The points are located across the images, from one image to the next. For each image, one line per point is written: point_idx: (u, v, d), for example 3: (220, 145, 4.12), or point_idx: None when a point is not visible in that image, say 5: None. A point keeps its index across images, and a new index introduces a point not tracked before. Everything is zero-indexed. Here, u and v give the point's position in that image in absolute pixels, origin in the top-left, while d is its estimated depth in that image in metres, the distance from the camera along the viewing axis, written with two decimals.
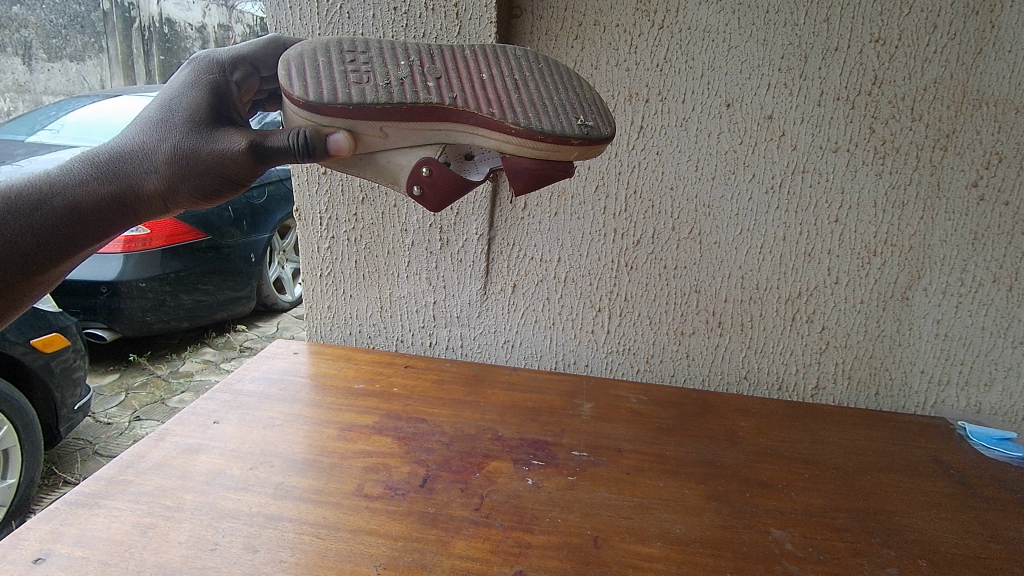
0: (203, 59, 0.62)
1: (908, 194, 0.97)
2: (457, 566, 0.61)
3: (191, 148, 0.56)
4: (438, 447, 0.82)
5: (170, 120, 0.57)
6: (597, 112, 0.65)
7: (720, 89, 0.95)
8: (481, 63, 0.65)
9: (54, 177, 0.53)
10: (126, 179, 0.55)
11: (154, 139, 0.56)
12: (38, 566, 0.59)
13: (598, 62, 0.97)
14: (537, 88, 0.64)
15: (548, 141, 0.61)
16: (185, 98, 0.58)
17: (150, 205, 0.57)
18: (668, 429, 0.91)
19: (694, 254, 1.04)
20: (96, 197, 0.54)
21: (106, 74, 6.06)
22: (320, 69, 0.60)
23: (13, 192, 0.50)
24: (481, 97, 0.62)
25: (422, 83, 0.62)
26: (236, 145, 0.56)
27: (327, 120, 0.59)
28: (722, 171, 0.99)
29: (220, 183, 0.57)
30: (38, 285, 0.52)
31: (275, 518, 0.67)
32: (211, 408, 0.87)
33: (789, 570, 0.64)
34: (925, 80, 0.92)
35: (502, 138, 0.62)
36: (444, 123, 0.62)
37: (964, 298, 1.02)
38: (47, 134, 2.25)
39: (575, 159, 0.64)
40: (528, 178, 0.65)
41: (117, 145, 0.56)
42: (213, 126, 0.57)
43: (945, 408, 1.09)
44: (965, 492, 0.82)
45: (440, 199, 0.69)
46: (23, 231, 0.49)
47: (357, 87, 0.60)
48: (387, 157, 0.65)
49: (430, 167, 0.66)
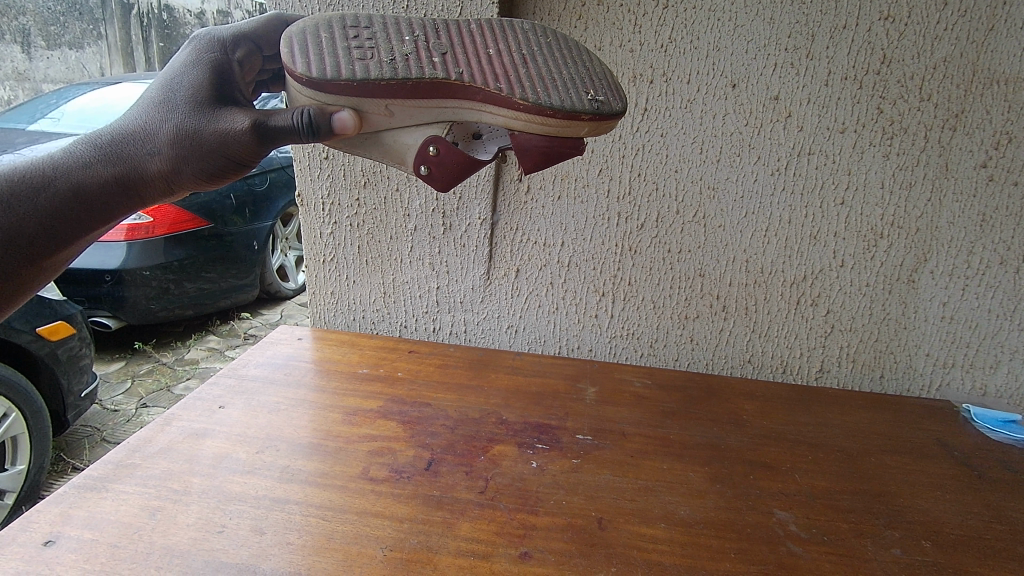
0: (203, 38, 0.61)
1: (916, 176, 0.96)
2: (463, 548, 0.62)
3: (194, 128, 0.55)
4: (442, 431, 0.82)
5: (172, 100, 0.56)
6: (607, 86, 0.64)
7: (725, 70, 0.94)
8: (487, 38, 0.64)
9: (57, 160, 0.53)
10: (130, 161, 0.55)
11: (156, 120, 0.55)
12: (48, 548, 0.59)
13: (602, 43, 0.95)
14: (545, 63, 0.63)
15: (558, 117, 0.60)
16: (186, 77, 0.58)
17: (154, 187, 0.56)
18: (672, 413, 0.91)
19: (698, 237, 1.03)
20: (99, 180, 0.53)
21: (106, 62, 6.03)
22: (323, 45, 0.59)
23: (17, 175, 0.50)
24: (488, 73, 0.61)
25: (428, 59, 0.61)
26: (240, 125, 0.55)
27: (331, 97, 0.59)
28: (727, 154, 0.98)
29: (224, 163, 0.57)
30: (46, 268, 0.52)
31: (281, 500, 0.67)
32: (216, 393, 0.87)
33: (793, 551, 0.64)
34: (934, 59, 0.91)
35: (510, 115, 0.61)
36: (450, 100, 0.62)
37: (971, 280, 1.01)
38: (48, 122, 2.23)
39: (585, 134, 0.64)
40: (537, 156, 0.64)
41: (119, 127, 0.56)
42: (215, 105, 0.57)
43: (950, 391, 1.09)
44: (969, 473, 0.82)
45: (448, 178, 0.68)
46: (29, 215, 0.49)
47: (361, 63, 0.59)
48: (393, 136, 0.65)
49: (437, 146, 0.65)
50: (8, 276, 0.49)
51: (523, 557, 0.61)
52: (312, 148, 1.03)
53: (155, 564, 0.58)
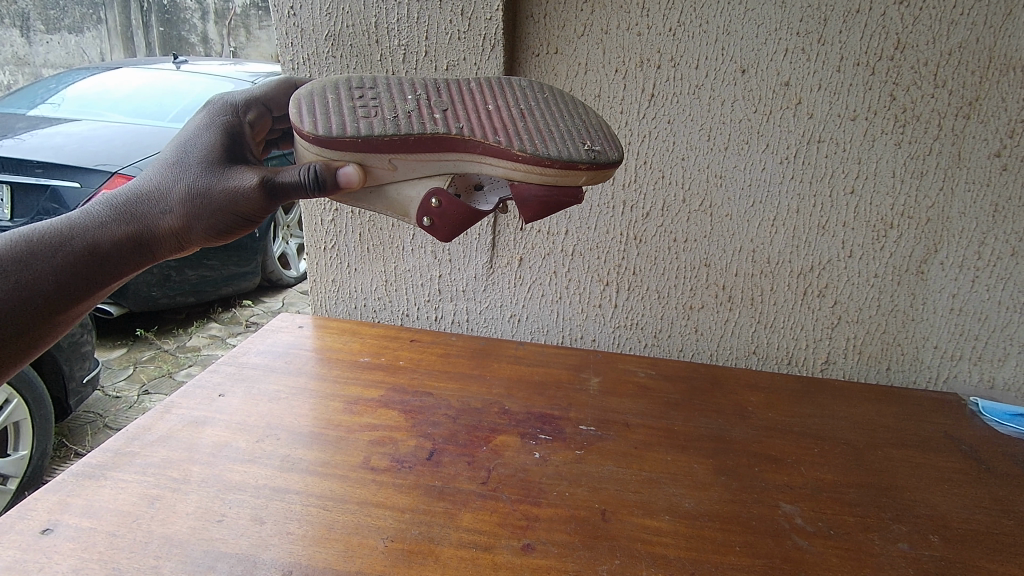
0: (219, 106, 0.65)
1: (928, 164, 0.94)
2: (465, 539, 0.61)
3: (204, 187, 0.56)
4: (444, 420, 0.81)
5: (185, 162, 0.58)
6: (604, 137, 0.64)
7: (735, 55, 0.92)
8: (487, 95, 0.65)
9: (75, 219, 0.54)
10: (144, 217, 0.56)
11: (170, 180, 0.57)
12: (46, 536, 0.58)
13: (608, 26, 0.93)
14: (543, 116, 0.64)
15: (556, 167, 0.59)
16: (200, 140, 0.60)
17: (166, 244, 0.57)
18: (676, 404, 0.90)
19: (705, 226, 1.01)
20: (115, 238, 0.54)
21: (106, 47, 5.95)
22: (330, 105, 0.61)
23: (37, 234, 0.51)
24: (488, 127, 0.61)
25: (429, 115, 0.61)
26: (248, 183, 0.57)
27: (335, 151, 0.59)
28: (735, 141, 0.96)
29: (233, 220, 0.58)
30: (62, 325, 0.52)
31: (282, 490, 0.66)
32: (215, 381, 0.87)
33: (799, 545, 0.63)
34: (950, 44, 0.88)
35: (508, 166, 0.61)
36: (451, 154, 0.62)
37: (982, 272, 0.99)
38: (49, 107, 2.17)
39: (585, 184, 0.62)
40: (538, 206, 0.64)
41: (133, 188, 0.57)
42: (225, 165, 0.58)
43: (958, 383, 1.08)
44: (977, 467, 0.81)
45: (451, 228, 0.68)
46: (47, 272, 0.50)
47: (365, 121, 0.60)
48: (397, 189, 0.65)
49: (439, 198, 0.65)
50: (23, 331, 0.48)
51: (526, 549, 0.60)
52: None
53: (154, 553, 0.58)
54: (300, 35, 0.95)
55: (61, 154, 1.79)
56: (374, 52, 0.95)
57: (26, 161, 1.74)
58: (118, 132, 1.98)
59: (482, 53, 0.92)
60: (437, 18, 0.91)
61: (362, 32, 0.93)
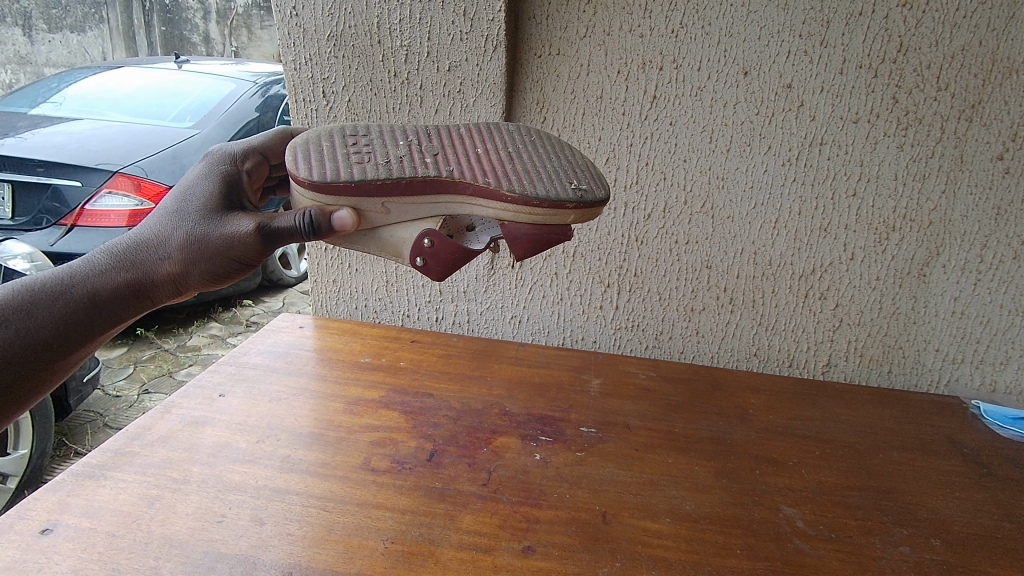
0: (217, 154, 0.67)
1: (931, 167, 0.94)
2: (465, 541, 0.61)
3: (203, 234, 0.57)
4: (444, 422, 0.81)
5: (185, 209, 0.59)
6: (590, 176, 0.66)
7: (738, 57, 0.92)
8: (475, 140, 0.68)
9: (75, 269, 0.55)
10: (143, 264, 0.57)
11: (169, 227, 0.58)
12: (45, 536, 0.58)
13: (611, 28, 0.92)
14: (530, 158, 0.66)
15: (544, 206, 0.61)
16: (199, 188, 0.62)
17: (164, 290, 0.58)
18: (677, 406, 0.90)
19: (706, 228, 1.01)
20: (113, 285, 0.55)
21: (108, 46, 5.95)
22: (323, 152, 0.63)
23: (37, 284, 0.52)
24: (477, 169, 0.63)
25: (420, 160, 0.63)
26: (245, 228, 0.57)
27: (329, 196, 0.61)
28: (737, 143, 0.96)
29: (230, 266, 0.59)
30: (61, 372, 0.53)
31: (282, 491, 0.66)
32: (216, 381, 0.87)
33: (800, 548, 0.63)
34: (953, 47, 0.88)
35: (498, 206, 0.63)
36: (442, 196, 0.64)
37: (984, 275, 0.99)
38: (50, 106, 2.17)
39: (573, 222, 0.64)
40: (528, 243, 0.65)
41: (133, 236, 0.59)
42: (224, 213, 0.59)
43: (959, 387, 1.08)
44: (979, 471, 0.81)
45: (444, 267, 0.68)
46: (45, 321, 0.51)
47: (358, 166, 0.62)
48: (390, 231, 0.66)
49: (432, 238, 0.66)
50: (19, 380, 0.49)
51: (527, 551, 0.60)
52: None
53: (154, 553, 0.57)
54: (302, 36, 0.95)
55: (62, 153, 1.79)
56: (375, 53, 0.95)
57: (27, 160, 1.74)
58: (120, 131, 1.98)
59: (484, 53, 0.91)
60: (439, 18, 0.91)
61: (365, 33, 0.93)
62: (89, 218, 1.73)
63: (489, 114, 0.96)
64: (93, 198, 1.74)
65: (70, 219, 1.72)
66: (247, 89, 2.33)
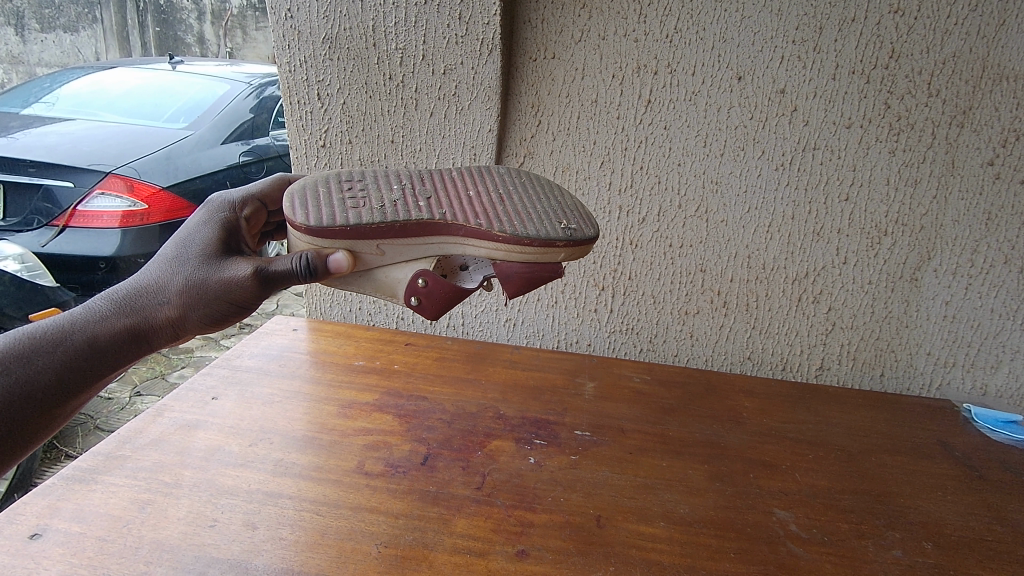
0: (216, 203, 0.69)
1: (922, 172, 0.95)
2: (459, 545, 0.61)
3: (202, 279, 0.59)
4: (439, 425, 0.81)
5: (184, 256, 0.60)
6: (579, 216, 0.68)
7: (732, 62, 0.92)
8: (467, 183, 0.70)
9: (76, 315, 0.56)
10: (142, 309, 0.57)
11: (169, 273, 0.59)
12: (35, 541, 0.58)
13: (606, 32, 0.93)
14: (521, 200, 0.69)
15: (535, 245, 0.64)
16: (199, 235, 0.63)
17: (163, 334, 0.58)
18: (671, 409, 0.91)
19: (700, 232, 1.02)
20: (113, 331, 0.56)
21: (102, 47, 5.91)
22: (320, 198, 0.65)
23: (38, 331, 0.53)
24: (468, 211, 0.66)
25: (414, 203, 0.66)
26: (243, 272, 0.59)
27: (325, 240, 0.63)
28: (731, 147, 0.96)
29: (228, 309, 0.60)
30: (59, 420, 0.53)
31: (275, 494, 0.66)
32: (209, 384, 0.86)
33: (793, 551, 0.63)
34: (944, 54, 0.89)
35: (490, 246, 0.65)
36: (435, 237, 0.66)
37: (975, 279, 1.00)
38: (42, 106, 2.16)
39: (563, 259, 0.66)
40: (519, 281, 0.67)
41: (132, 284, 0.59)
42: (222, 258, 0.61)
43: (950, 390, 1.08)
44: (970, 474, 0.81)
45: (438, 306, 0.70)
46: (46, 368, 0.51)
47: (354, 211, 0.64)
48: (386, 272, 0.68)
49: (425, 279, 0.68)
50: (17, 428, 0.49)
51: (521, 555, 0.60)
52: (309, 136, 1.02)
53: (144, 558, 0.57)
54: (297, 38, 0.95)
55: (54, 154, 1.78)
56: (370, 56, 0.95)
57: (19, 161, 1.74)
58: (113, 132, 1.97)
59: (480, 57, 0.92)
60: (435, 21, 0.91)
61: (359, 36, 0.93)
62: (80, 218, 1.70)
63: (484, 117, 0.96)
64: (85, 199, 1.72)
65: (62, 220, 1.69)
66: (241, 91, 2.32)
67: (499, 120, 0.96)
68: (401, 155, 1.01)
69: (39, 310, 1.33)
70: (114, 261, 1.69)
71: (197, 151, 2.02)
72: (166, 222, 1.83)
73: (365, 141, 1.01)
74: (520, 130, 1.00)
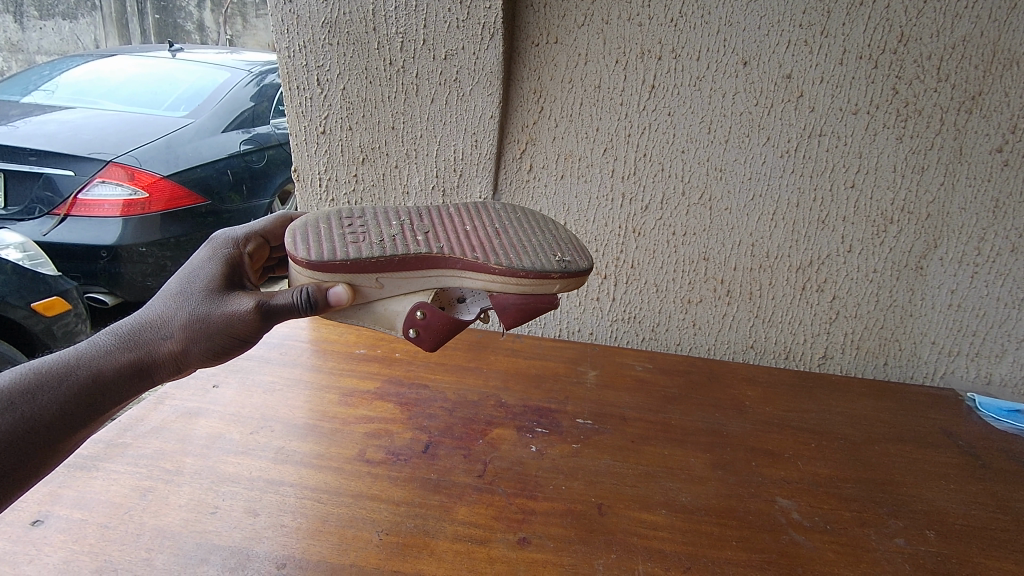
0: (220, 238, 0.69)
1: (929, 159, 0.94)
2: (460, 532, 0.61)
3: (205, 313, 0.58)
4: (440, 413, 0.81)
5: (189, 290, 0.60)
6: (573, 248, 0.68)
7: (737, 46, 0.91)
8: (464, 218, 0.71)
9: (80, 350, 0.54)
10: (145, 343, 0.56)
11: (173, 307, 0.58)
12: (36, 528, 0.58)
13: (609, 16, 0.91)
14: (516, 234, 0.69)
15: (531, 277, 0.63)
16: (203, 269, 0.63)
17: (165, 369, 0.57)
18: (673, 398, 0.90)
19: (704, 220, 1.01)
20: (117, 365, 0.54)
21: (101, 33, 5.87)
22: (321, 232, 0.65)
23: (43, 366, 0.51)
24: (466, 245, 0.65)
25: (412, 238, 0.66)
26: (246, 306, 0.58)
27: (324, 274, 0.62)
28: (735, 134, 0.95)
29: (230, 343, 0.59)
30: (61, 458, 0.50)
31: (276, 482, 0.66)
32: (209, 371, 0.86)
33: (795, 540, 0.63)
34: (954, 38, 0.88)
35: (487, 279, 0.65)
36: (434, 270, 0.65)
37: (981, 268, 0.99)
38: (41, 94, 2.14)
39: (558, 291, 0.66)
40: (516, 312, 0.67)
41: (134, 319, 0.58)
42: (225, 293, 0.60)
43: (954, 379, 1.08)
44: (973, 463, 0.81)
45: (437, 338, 0.69)
46: (50, 403, 0.49)
47: (353, 245, 0.63)
48: (384, 305, 0.67)
49: (423, 310, 0.67)
50: (19, 466, 0.47)
51: (522, 542, 0.60)
52: (308, 123, 1.01)
53: (146, 545, 0.57)
54: (296, 23, 0.94)
55: (55, 142, 1.77)
56: (371, 41, 0.93)
57: (21, 150, 1.73)
58: (113, 120, 1.96)
59: (481, 41, 0.90)
60: (436, 6, 0.89)
61: (359, 21, 0.92)
62: (81, 208, 1.71)
63: (486, 103, 0.95)
64: (86, 187, 1.72)
65: (63, 208, 1.70)
66: (241, 78, 2.30)
67: (501, 106, 0.95)
68: (402, 142, 1.00)
69: (41, 299, 1.33)
70: (115, 250, 1.71)
71: (197, 139, 2.00)
72: (167, 211, 1.82)
73: (365, 129, 1.00)
74: (522, 116, 0.98)
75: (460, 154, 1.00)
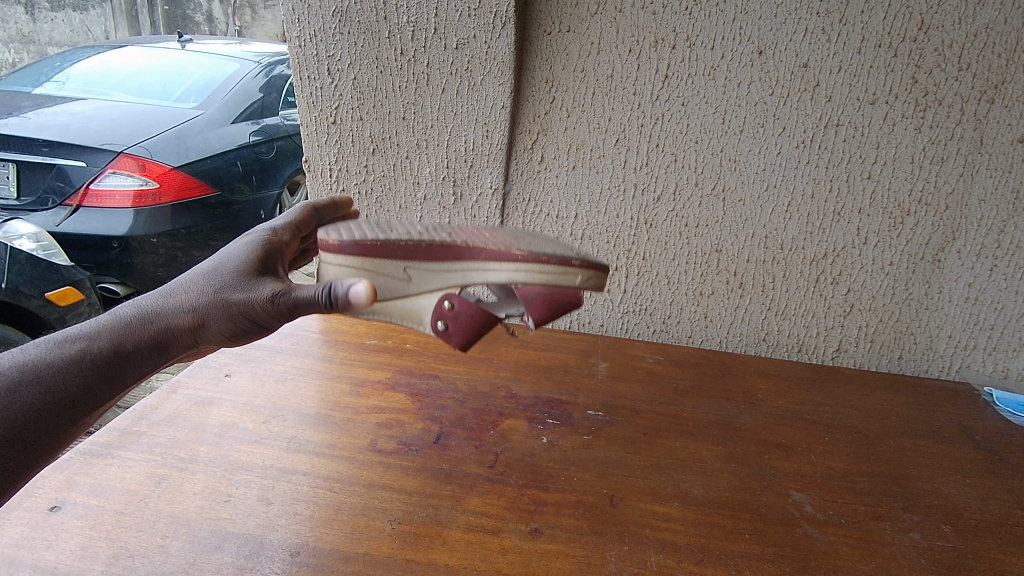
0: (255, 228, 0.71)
1: (948, 150, 0.92)
2: (473, 522, 0.61)
3: (228, 295, 0.58)
4: (451, 404, 0.81)
5: (216, 271, 0.61)
6: None
7: (753, 34, 0.89)
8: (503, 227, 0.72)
9: (105, 325, 0.55)
10: (165, 318, 0.57)
11: (199, 287, 0.59)
12: (54, 514, 0.58)
13: (622, 5, 0.90)
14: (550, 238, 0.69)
15: (554, 263, 0.61)
16: (234, 254, 0.64)
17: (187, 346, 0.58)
18: (685, 390, 0.90)
19: (716, 211, 1.00)
20: (139, 341, 0.55)
21: (110, 25, 5.89)
22: (360, 228, 0.69)
23: (69, 340, 0.52)
24: (489, 238, 0.65)
25: (444, 233, 0.67)
26: (266, 293, 0.58)
27: (357, 257, 0.66)
28: (750, 124, 0.94)
29: (252, 326, 0.59)
30: (84, 429, 0.51)
31: (289, 471, 0.66)
32: (222, 361, 0.86)
33: (809, 533, 0.63)
34: (976, 25, 0.86)
35: (510, 268, 0.63)
36: (459, 261, 0.65)
37: (1000, 260, 0.97)
38: (52, 85, 2.15)
39: (583, 285, 0.62)
40: (542, 305, 0.64)
41: (160, 293, 0.59)
42: (251, 277, 0.61)
43: (970, 373, 1.06)
44: (991, 458, 0.80)
45: (466, 333, 0.67)
46: (73, 373, 0.50)
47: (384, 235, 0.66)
48: (414, 299, 0.68)
49: (451, 301, 0.66)
50: (41, 435, 0.47)
51: (534, 533, 0.60)
52: (319, 113, 1.01)
53: (162, 532, 0.57)
54: (306, 11, 0.92)
55: (66, 133, 1.78)
56: (382, 29, 0.92)
57: (33, 141, 1.74)
58: (123, 112, 1.96)
59: (493, 30, 0.89)
60: None
61: (370, 9, 0.91)
62: (94, 198, 1.71)
63: (497, 92, 0.94)
64: (98, 178, 1.72)
65: (75, 199, 1.69)
66: (250, 69, 2.30)
67: (512, 96, 0.94)
68: (413, 132, 1.00)
69: (54, 289, 1.34)
70: (127, 241, 1.71)
71: (207, 130, 2.01)
72: (178, 202, 1.82)
73: (376, 118, 1.00)
74: (533, 106, 0.98)
75: (471, 144, 0.99)
